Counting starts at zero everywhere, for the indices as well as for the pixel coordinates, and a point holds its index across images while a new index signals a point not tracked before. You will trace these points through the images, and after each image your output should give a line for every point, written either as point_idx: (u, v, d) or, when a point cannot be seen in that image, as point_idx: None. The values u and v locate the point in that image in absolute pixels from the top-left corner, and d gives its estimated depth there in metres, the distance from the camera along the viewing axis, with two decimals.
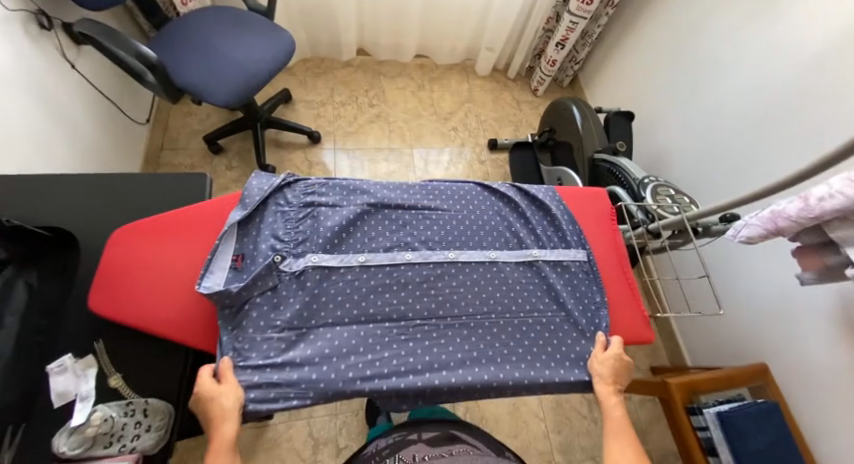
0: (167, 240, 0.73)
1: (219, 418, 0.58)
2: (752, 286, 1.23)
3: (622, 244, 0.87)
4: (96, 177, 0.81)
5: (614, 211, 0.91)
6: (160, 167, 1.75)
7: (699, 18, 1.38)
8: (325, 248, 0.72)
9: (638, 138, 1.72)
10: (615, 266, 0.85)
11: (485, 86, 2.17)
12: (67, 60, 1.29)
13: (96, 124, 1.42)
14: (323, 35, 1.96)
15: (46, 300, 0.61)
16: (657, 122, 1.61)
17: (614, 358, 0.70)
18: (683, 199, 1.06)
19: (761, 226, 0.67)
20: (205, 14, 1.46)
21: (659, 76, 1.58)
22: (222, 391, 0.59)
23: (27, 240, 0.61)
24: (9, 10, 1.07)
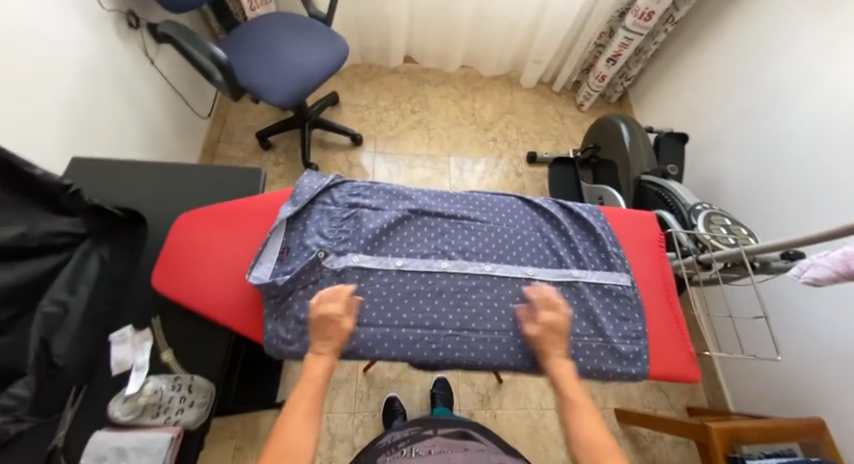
0: (223, 228, 0.77)
1: (332, 345, 0.64)
2: (816, 328, 1.15)
3: (669, 274, 0.85)
4: (172, 166, 0.89)
5: (663, 236, 0.89)
6: (213, 160, 1.86)
7: (771, 40, 1.32)
8: (366, 249, 0.75)
9: (690, 162, 1.66)
10: (660, 293, 0.83)
11: (528, 99, 2.16)
12: (148, 57, 1.40)
13: (166, 116, 1.53)
14: (374, 42, 2.02)
15: (114, 272, 0.68)
16: (715, 146, 1.54)
17: (542, 326, 0.67)
18: (739, 230, 1.01)
19: (831, 268, 0.64)
20: (270, 18, 1.55)
21: (720, 100, 1.52)
22: (347, 322, 0.65)
23: (104, 217, 0.69)
24: (103, 9, 1.17)
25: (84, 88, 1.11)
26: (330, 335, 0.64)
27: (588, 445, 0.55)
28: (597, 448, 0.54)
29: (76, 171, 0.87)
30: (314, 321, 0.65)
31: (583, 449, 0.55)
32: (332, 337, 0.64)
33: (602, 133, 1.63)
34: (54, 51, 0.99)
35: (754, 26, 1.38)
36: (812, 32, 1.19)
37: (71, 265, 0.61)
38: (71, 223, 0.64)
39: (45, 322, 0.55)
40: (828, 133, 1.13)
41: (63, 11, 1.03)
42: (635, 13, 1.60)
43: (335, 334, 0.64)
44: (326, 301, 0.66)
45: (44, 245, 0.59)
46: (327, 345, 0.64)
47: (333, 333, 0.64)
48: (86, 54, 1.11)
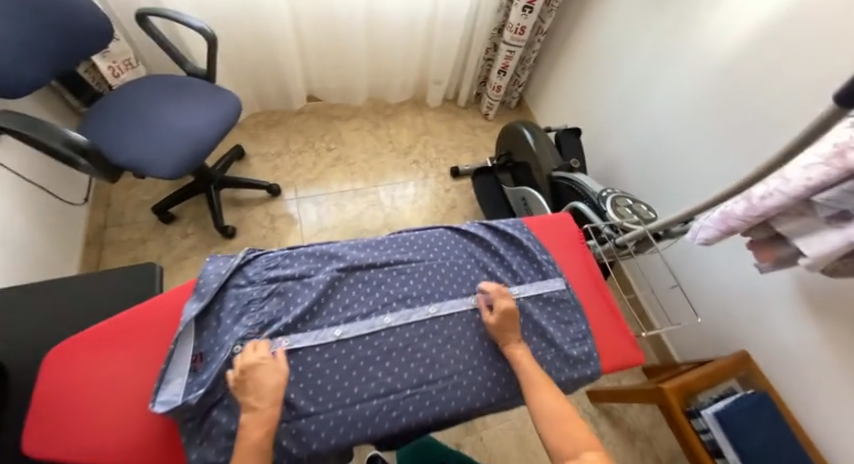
0: (115, 353, 0.69)
1: (269, 396, 0.57)
2: (717, 278, 1.25)
3: (594, 265, 0.86)
4: (51, 284, 0.80)
5: (580, 232, 0.90)
6: (104, 248, 1.65)
7: (622, 32, 1.46)
8: (296, 327, 0.67)
9: (588, 149, 1.76)
10: (593, 288, 0.83)
11: (438, 116, 2.19)
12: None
13: (29, 215, 1.34)
14: (271, 91, 1.93)
15: None
16: (606, 131, 1.64)
17: (503, 314, 0.68)
18: (640, 207, 1.06)
19: (715, 227, 0.71)
20: (139, 84, 1.41)
21: (597, 91, 1.64)
22: (280, 367, 0.60)
23: None
24: None
25: None
26: (258, 388, 0.57)
27: (554, 416, 0.57)
28: (561, 418, 0.57)
29: None
30: (240, 377, 0.58)
31: (547, 422, 0.57)
32: (268, 387, 0.57)
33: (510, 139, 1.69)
34: None
35: (608, 22, 1.51)
36: (652, 25, 1.32)
37: None
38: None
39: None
40: (687, 104, 1.26)
41: None
42: (510, 29, 1.70)
43: (269, 383, 0.58)
44: (251, 354, 0.60)
45: None
46: (263, 398, 0.56)
47: (268, 383, 0.58)
48: None
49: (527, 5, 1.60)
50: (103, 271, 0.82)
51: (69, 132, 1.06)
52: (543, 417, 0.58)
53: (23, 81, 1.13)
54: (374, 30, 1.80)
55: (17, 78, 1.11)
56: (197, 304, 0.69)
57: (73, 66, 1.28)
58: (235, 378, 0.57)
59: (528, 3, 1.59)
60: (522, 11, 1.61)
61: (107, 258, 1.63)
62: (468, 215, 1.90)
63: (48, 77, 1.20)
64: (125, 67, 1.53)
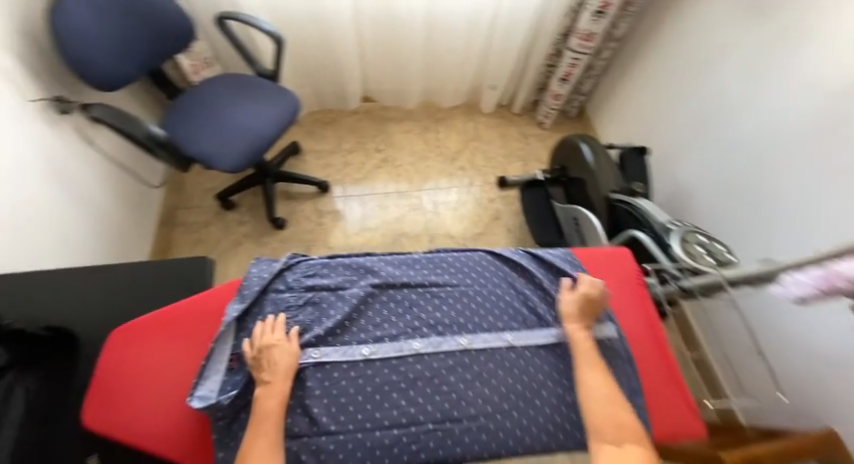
0: (164, 344, 0.74)
1: (282, 372, 0.62)
2: (807, 345, 1.09)
3: (654, 314, 0.80)
4: (113, 269, 0.86)
5: (640, 272, 0.85)
6: (174, 227, 1.78)
7: (706, 48, 1.35)
8: (327, 341, 0.68)
9: (659, 172, 1.65)
10: (649, 337, 0.78)
11: (491, 123, 2.15)
12: (84, 141, 1.36)
13: (110, 195, 1.48)
14: (328, 90, 1.98)
15: (39, 406, 0.67)
16: (681, 152, 1.52)
17: (584, 295, 0.70)
18: (718, 247, 0.92)
19: (814, 286, 0.55)
20: (212, 82, 1.50)
21: (675, 110, 1.53)
22: (293, 346, 0.65)
23: (28, 342, 0.68)
24: (30, 100, 1.14)
25: (14, 185, 1.06)
26: (272, 364, 0.62)
27: (603, 397, 0.58)
28: (608, 401, 0.57)
29: (13, 286, 0.84)
30: (256, 354, 0.63)
31: (593, 399, 0.58)
32: (281, 365, 0.62)
33: (567, 153, 1.61)
34: None
35: (693, 31, 1.39)
36: (746, 42, 1.20)
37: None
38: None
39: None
40: (773, 132, 1.14)
41: None
42: (578, 35, 1.62)
43: (282, 360, 0.63)
44: (267, 333, 0.66)
45: None
46: (276, 375, 0.61)
47: (281, 359, 0.63)
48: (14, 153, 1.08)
49: (599, 11, 1.51)
50: (160, 262, 0.87)
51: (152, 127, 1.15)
52: (590, 394, 0.59)
53: (114, 77, 1.27)
54: (432, 33, 1.78)
55: (110, 75, 1.25)
56: (243, 303, 0.72)
57: (158, 63, 1.41)
58: (253, 355, 0.63)
59: (600, 9, 1.50)
60: (592, 17, 1.52)
61: (177, 238, 1.76)
62: (512, 227, 1.85)
63: (139, 73, 1.35)
64: (203, 65, 1.67)
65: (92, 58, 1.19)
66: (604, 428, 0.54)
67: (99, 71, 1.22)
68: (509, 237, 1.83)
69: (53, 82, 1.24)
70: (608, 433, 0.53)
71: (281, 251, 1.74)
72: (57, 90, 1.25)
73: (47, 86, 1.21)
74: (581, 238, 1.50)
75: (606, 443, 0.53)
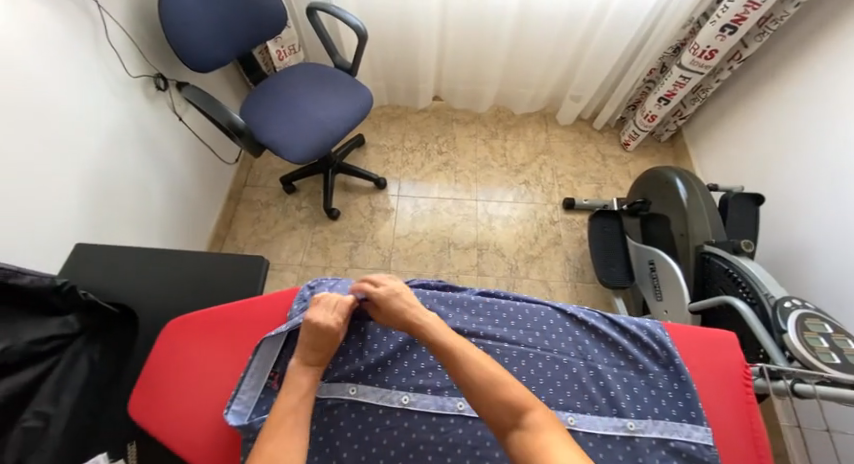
0: (210, 345, 0.73)
1: (322, 355, 0.62)
2: None
3: (760, 430, 0.67)
4: (180, 257, 0.89)
5: (748, 368, 0.72)
6: (238, 203, 1.84)
7: (851, 93, 1.17)
8: (366, 378, 0.65)
9: (769, 227, 1.45)
10: (742, 452, 0.65)
11: (565, 137, 2.00)
12: (176, 114, 1.43)
13: (192, 166, 1.55)
14: (401, 83, 1.93)
15: (102, 376, 0.70)
16: (809, 203, 1.29)
17: (388, 300, 0.66)
18: (846, 345, 0.75)
19: None
20: (294, 69, 1.50)
21: (802, 159, 1.33)
22: (340, 333, 0.63)
23: (99, 313, 0.72)
24: (132, 75, 1.22)
25: (101, 151, 1.13)
26: (323, 346, 0.62)
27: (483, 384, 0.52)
28: (489, 385, 0.51)
29: (97, 263, 0.90)
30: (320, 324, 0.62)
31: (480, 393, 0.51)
32: (325, 348, 0.62)
33: (651, 184, 1.49)
34: (69, 120, 1.01)
35: (845, 63, 1.19)
36: None
37: (61, 368, 0.65)
38: (60, 324, 0.66)
39: (25, 437, 0.56)
40: None
41: (82, 76, 1.04)
42: (695, 51, 1.45)
43: (326, 345, 0.62)
44: (324, 311, 0.65)
45: (29, 355, 0.61)
46: (321, 356, 0.62)
47: (325, 344, 0.62)
48: (108, 119, 1.14)
49: (729, 25, 1.33)
50: (221, 255, 0.88)
51: (234, 114, 1.19)
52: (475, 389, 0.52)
53: (214, 58, 1.31)
54: (520, 39, 1.69)
55: (209, 55, 1.29)
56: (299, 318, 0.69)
57: (251, 47, 1.43)
58: (315, 322, 0.62)
59: (732, 23, 1.32)
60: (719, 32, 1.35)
61: (239, 214, 1.82)
62: (571, 255, 1.72)
63: (231, 56, 1.38)
64: (289, 53, 1.66)
65: (194, 42, 1.23)
66: (504, 426, 0.48)
67: (199, 50, 1.25)
68: (566, 266, 1.71)
69: (155, 57, 1.30)
70: (511, 426, 0.47)
71: (330, 242, 1.74)
72: (158, 66, 1.32)
73: (149, 62, 1.28)
74: (655, 284, 1.40)
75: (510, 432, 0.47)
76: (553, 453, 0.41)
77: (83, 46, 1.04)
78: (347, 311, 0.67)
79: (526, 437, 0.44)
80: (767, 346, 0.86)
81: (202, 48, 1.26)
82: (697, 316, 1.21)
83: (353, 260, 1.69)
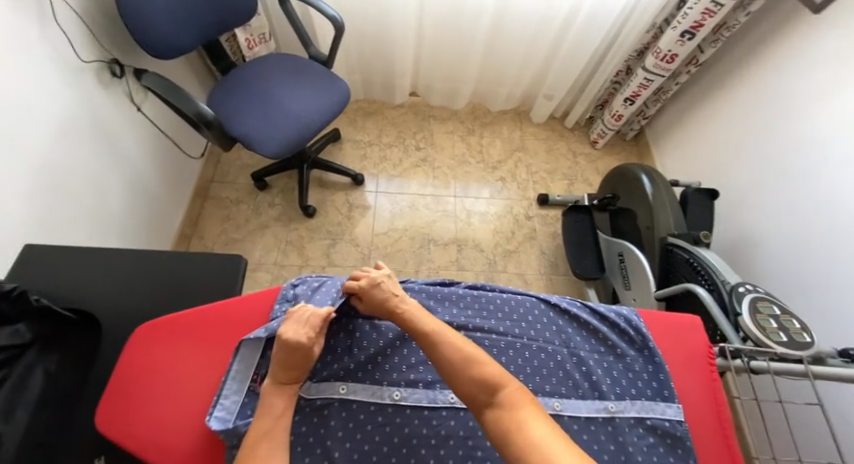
0: (187, 347, 0.70)
1: (295, 373, 0.59)
2: None
3: (725, 406, 0.71)
4: (148, 257, 0.84)
5: (712, 347, 0.77)
6: (207, 200, 1.77)
7: (795, 97, 1.26)
8: (356, 376, 0.64)
9: (723, 219, 1.54)
10: (712, 428, 0.70)
11: (539, 134, 2.05)
12: (134, 104, 1.36)
13: (153, 161, 1.47)
14: (377, 78, 1.91)
15: (60, 387, 0.65)
16: (760, 195, 1.38)
17: (370, 290, 0.66)
18: (790, 324, 0.81)
19: None
20: (266, 60, 1.45)
21: (754, 156, 1.42)
22: (313, 349, 0.60)
23: (54, 320, 0.66)
24: (84, 60, 1.14)
25: (52, 146, 1.05)
26: (295, 364, 0.59)
27: (459, 362, 0.53)
28: (466, 362, 0.53)
29: (53, 264, 0.84)
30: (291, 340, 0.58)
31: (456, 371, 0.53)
32: (298, 366, 0.59)
33: (619, 181, 1.55)
34: (16, 110, 0.94)
35: (789, 69, 1.28)
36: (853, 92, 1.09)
37: (13, 381, 0.60)
38: (10, 333, 0.62)
39: None
40: None
41: (29, 64, 0.96)
42: (657, 54, 1.51)
43: (299, 362, 0.59)
44: (295, 327, 0.61)
45: None
46: (294, 374, 0.59)
47: (297, 361, 0.59)
48: (58, 109, 1.06)
49: (688, 31, 1.40)
50: (194, 254, 0.84)
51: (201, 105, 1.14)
52: (452, 367, 0.53)
53: (175, 45, 1.25)
54: (496, 39, 1.72)
55: (171, 42, 1.23)
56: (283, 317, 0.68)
57: (215, 34, 1.37)
58: (285, 339, 0.59)
59: (690, 29, 1.39)
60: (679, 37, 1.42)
61: (208, 212, 1.75)
62: (545, 249, 1.77)
63: (194, 43, 1.31)
64: (259, 41, 1.61)
65: (154, 28, 1.16)
66: (481, 402, 0.48)
67: (159, 36, 1.19)
68: (541, 261, 1.75)
69: (109, 42, 1.22)
70: (486, 399, 0.48)
71: (306, 240, 1.70)
72: (112, 51, 1.24)
73: (102, 46, 1.20)
74: (624, 276, 1.46)
75: (484, 407, 0.48)
76: (525, 426, 0.41)
77: (30, 30, 0.96)
78: (322, 324, 0.63)
79: (501, 413, 0.45)
80: (724, 328, 0.92)
81: (163, 35, 1.19)
82: (662, 303, 1.28)
83: (331, 258, 1.66)
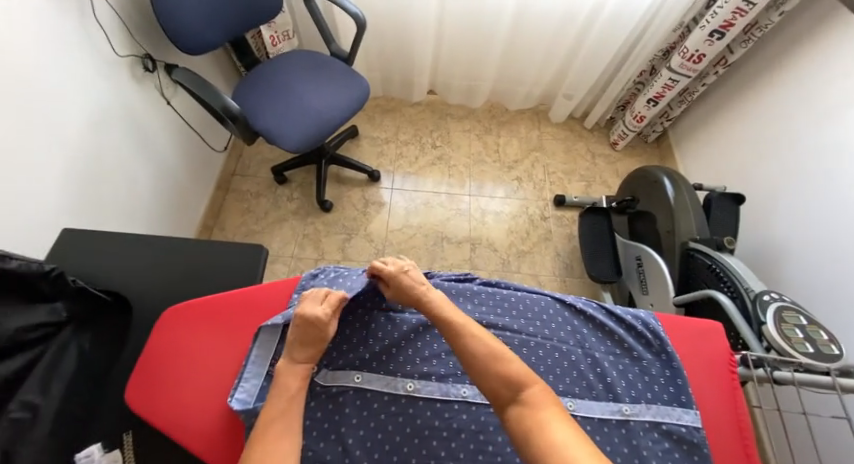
0: (210, 333, 0.73)
1: (312, 351, 0.61)
2: None
3: (744, 414, 0.70)
4: (174, 245, 0.87)
5: (733, 356, 0.75)
6: (228, 193, 1.81)
7: (828, 99, 1.23)
8: (371, 366, 0.65)
9: (748, 225, 1.50)
10: (728, 436, 0.68)
11: (557, 134, 2.03)
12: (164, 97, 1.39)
13: (179, 152, 1.51)
14: (396, 76, 1.92)
15: (91, 366, 0.67)
16: (788, 201, 1.34)
17: (398, 277, 0.67)
18: (818, 335, 0.79)
19: None
20: (289, 56, 1.48)
21: (782, 160, 1.38)
22: (329, 328, 0.61)
23: (89, 300, 0.69)
24: (118, 54, 1.18)
25: (86, 134, 1.09)
26: (311, 341, 0.61)
27: (483, 356, 0.54)
28: (490, 358, 0.53)
29: (86, 248, 0.87)
30: (308, 317, 0.60)
31: (479, 365, 0.53)
32: (314, 344, 0.60)
33: (640, 183, 1.52)
34: (54, 99, 0.97)
35: (824, 72, 1.24)
36: None
37: (52, 357, 0.61)
38: (48, 311, 0.63)
39: (13, 429, 0.53)
40: None
41: (68, 55, 1.00)
42: (684, 54, 1.48)
43: (315, 340, 0.61)
44: (312, 303, 0.63)
45: (19, 342, 0.58)
46: (310, 352, 0.61)
47: (314, 339, 0.60)
48: (93, 98, 1.10)
49: (718, 31, 1.37)
50: (217, 243, 0.86)
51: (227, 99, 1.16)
52: (475, 360, 0.54)
53: (205, 40, 1.28)
54: (516, 38, 1.72)
55: (200, 37, 1.26)
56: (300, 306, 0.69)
57: (242, 30, 1.40)
58: (303, 317, 0.60)
59: (720, 29, 1.36)
60: (708, 36, 1.39)
61: (228, 204, 1.79)
62: (561, 251, 1.76)
63: (222, 39, 1.35)
64: (282, 38, 1.64)
65: (186, 24, 1.20)
66: (503, 398, 0.49)
67: (190, 32, 1.22)
68: (556, 262, 1.74)
69: (142, 37, 1.26)
70: (509, 397, 0.48)
71: (323, 234, 1.73)
72: (145, 46, 1.28)
73: (136, 41, 1.24)
74: (641, 279, 1.44)
75: (505, 403, 0.48)
76: (548, 427, 0.42)
77: (69, 22, 1.00)
78: (338, 304, 0.65)
79: (523, 412, 0.46)
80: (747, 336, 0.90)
81: (194, 30, 1.23)
82: (681, 308, 1.25)
83: (346, 252, 1.68)
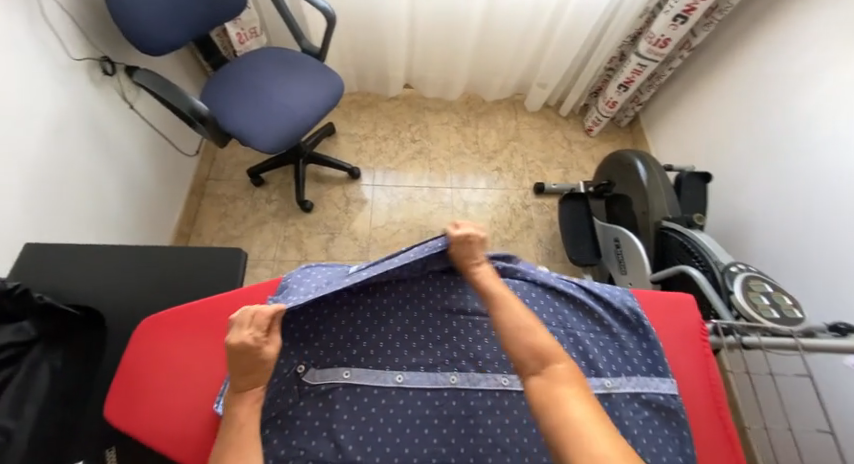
0: (190, 338, 0.72)
1: (255, 377, 0.53)
2: None
3: (717, 379, 0.73)
4: (148, 253, 0.85)
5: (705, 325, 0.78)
6: (203, 198, 1.77)
7: (787, 78, 1.27)
8: (359, 361, 0.65)
9: (718, 202, 1.55)
10: (707, 403, 0.71)
11: (533, 123, 2.05)
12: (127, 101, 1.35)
13: (147, 159, 1.47)
14: (371, 71, 1.91)
15: (64, 384, 0.64)
16: (755, 177, 1.39)
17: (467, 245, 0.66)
18: (784, 301, 0.82)
19: None
20: (257, 54, 1.45)
21: (748, 138, 1.43)
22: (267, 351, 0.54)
23: (60, 317, 0.65)
24: (74, 58, 1.13)
25: (46, 145, 1.05)
26: (250, 370, 0.53)
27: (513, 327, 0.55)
28: (523, 329, 0.54)
29: (55, 261, 0.84)
30: (238, 345, 0.52)
31: (511, 333, 0.54)
32: (254, 371, 0.53)
33: (614, 167, 1.55)
34: (9, 110, 0.94)
35: (783, 51, 1.29)
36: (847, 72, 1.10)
37: (20, 378, 0.59)
38: (14, 330, 0.61)
39: None
40: None
41: (20, 62, 0.96)
42: (650, 39, 1.51)
43: (254, 368, 0.53)
44: (238, 330, 0.54)
45: None
46: (252, 380, 0.53)
47: (252, 366, 0.53)
48: (51, 107, 1.06)
49: (680, 15, 1.40)
50: (194, 248, 0.85)
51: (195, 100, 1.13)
52: (509, 327, 0.55)
53: (166, 41, 1.24)
54: (487, 30, 1.72)
55: (161, 37, 1.22)
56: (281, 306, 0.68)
57: (206, 29, 1.37)
58: (230, 347, 0.52)
59: (683, 13, 1.39)
60: (672, 20, 1.42)
61: (205, 209, 1.75)
62: (542, 238, 1.78)
63: (186, 38, 1.31)
64: (250, 35, 1.60)
65: (144, 24, 1.16)
66: (527, 368, 0.49)
67: (149, 31, 1.18)
68: (539, 249, 1.76)
69: (100, 39, 1.22)
70: (534, 368, 0.49)
71: (304, 235, 1.71)
72: (103, 48, 1.24)
73: (93, 44, 1.20)
74: (620, 260, 1.47)
75: (528, 371, 0.49)
76: (565, 404, 0.42)
77: (19, 28, 0.95)
78: (270, 322, 0.56)
79: (543, 383, 0.46)
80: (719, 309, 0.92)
81: (154, 30, 1.19)
82: (658, 285, 1.29)
83: (329, 251, 1.67)
